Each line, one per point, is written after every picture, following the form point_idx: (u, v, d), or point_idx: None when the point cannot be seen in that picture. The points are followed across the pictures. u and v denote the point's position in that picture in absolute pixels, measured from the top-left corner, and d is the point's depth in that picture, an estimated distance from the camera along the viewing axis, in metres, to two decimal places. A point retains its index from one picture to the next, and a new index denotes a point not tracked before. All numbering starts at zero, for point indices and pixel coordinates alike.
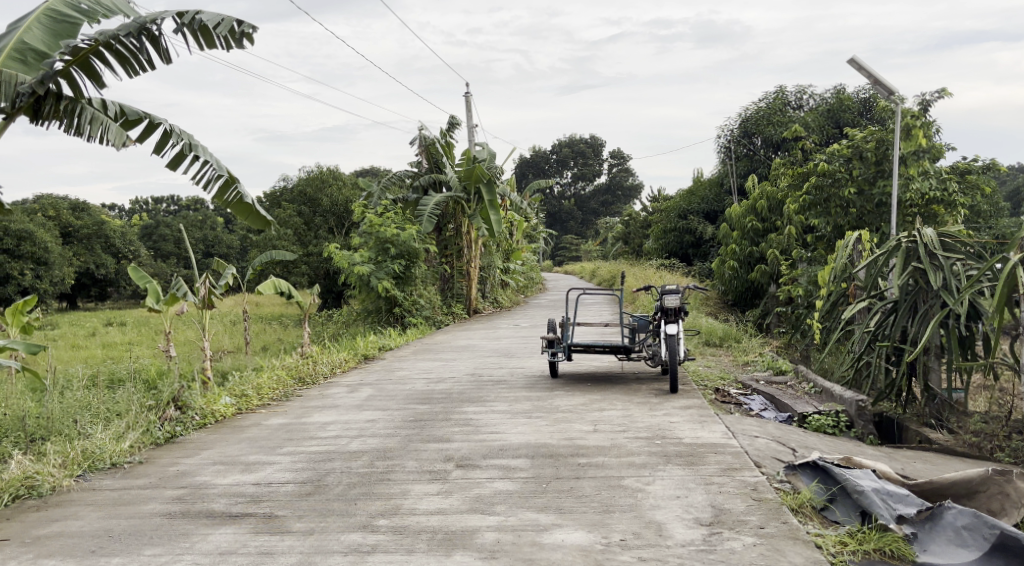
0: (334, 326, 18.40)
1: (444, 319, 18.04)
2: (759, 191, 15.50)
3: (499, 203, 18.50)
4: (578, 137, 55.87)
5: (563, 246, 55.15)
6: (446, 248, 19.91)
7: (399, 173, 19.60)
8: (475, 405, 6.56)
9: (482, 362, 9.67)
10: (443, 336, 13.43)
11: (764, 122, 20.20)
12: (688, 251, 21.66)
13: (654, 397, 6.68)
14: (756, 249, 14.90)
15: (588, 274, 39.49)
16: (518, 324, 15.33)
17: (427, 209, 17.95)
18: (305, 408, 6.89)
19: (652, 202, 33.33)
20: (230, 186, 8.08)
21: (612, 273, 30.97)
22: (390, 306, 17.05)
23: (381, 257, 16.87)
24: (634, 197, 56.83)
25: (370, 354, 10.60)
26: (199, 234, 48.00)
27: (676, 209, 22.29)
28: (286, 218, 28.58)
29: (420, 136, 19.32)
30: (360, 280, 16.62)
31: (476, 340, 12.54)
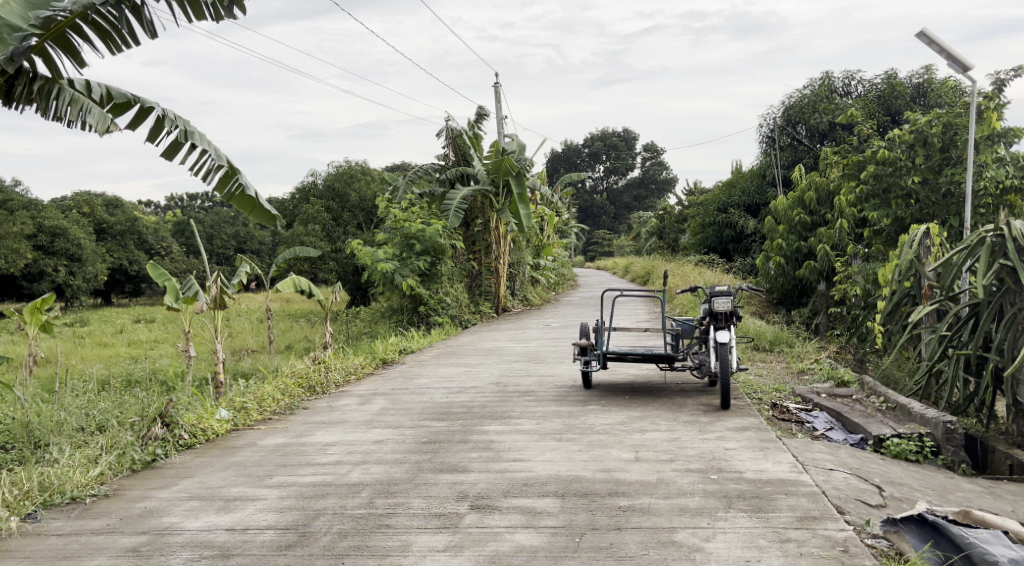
0: (359, 325, 17.77)
1: (472, 318, 17.29)
2: (808, 182, 14.56)
3: (528, 196, 17.86)
4: (611, 130, 54.88)
5: (595, 241, 54.25)
6: (474, 244, 19.17)
7: (426, 166, 18.92)
8: (499, 423, 5.79)
9: (509, 368, 8.88)
10: (469, 338, 12.69)
11: (809, 109, 19.28)
12: (728, 246, 20.71)
13: (702, 414, 5.85)
14: (804, 244, 13.97)
15: (621, 270, 38.62)
16: (549, 324, 14.55)
17: (453, 204, 17.23)
18: (309, 423, 6.17)
19: (687, 196, 32.38)
20: (232, 179, 7.32)
21: (647, 269, 30.06)
22: (416, 304, 16.36)
23: (406, 253, 16.17)
24: (668, 191, 55.70)
25: (388, 358, 9.87)
26: (231, 230, 47.90)
27: (715, 202, 21.35)
28: (313, 214, 28.06)
29: (447, 127, 18.61)
30: (384, 278, 15.93)
31: (504, 342, 11.77)
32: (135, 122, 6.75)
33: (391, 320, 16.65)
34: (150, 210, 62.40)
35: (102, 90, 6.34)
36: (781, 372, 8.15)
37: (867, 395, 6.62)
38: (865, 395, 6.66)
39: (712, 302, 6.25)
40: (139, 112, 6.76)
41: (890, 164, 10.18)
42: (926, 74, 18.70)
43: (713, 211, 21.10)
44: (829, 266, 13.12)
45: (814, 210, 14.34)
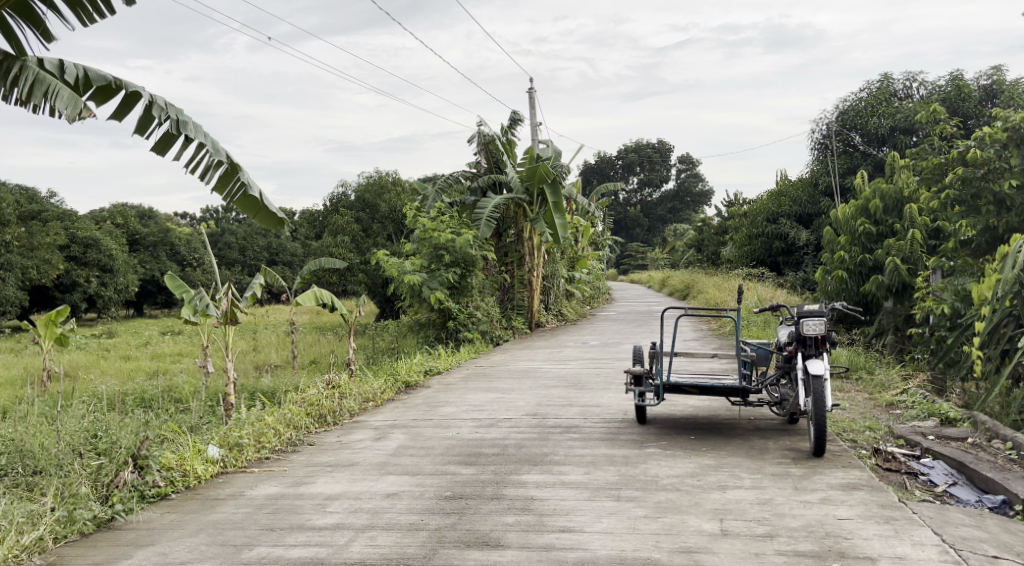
0: (385, 341, 16.83)
1: (503, 334, 16.22)
2: (872, 190, 13.37)
3: (564, 205, 16.86)
4: (645, 142, 53.74)
5: (628, 255, 53.04)
6: (506, 255, 18.14)
7: (456, 174, 18.05)
8: (540, 471, 4.72)
9: (549, 394, 7.80)
10: (503, 356, 11.63)
11: (866, 113, 18.39)
12: (778, 260, 19.49)
13: (792, 464, 4.74)
14: (869, 257, 12.78)
15: (657, 284, 37.40)
16: (588, 342, 13.47)
17: (484, 214, 16.27)
18: (311, 466, 5.15)
19: (727, 208, 31.13)
20: (234, 177, 6.31)
21: (686, 283, 28.85)
22: (444, 319, 15.37)
23: (435, 265, 15.18)
24: (704, 203, 54.33)
25: (412, 381, 8.84)
26: (263, 241, 47.48)
27: (763, 212, 20.16)
28: (342, 225, 27.25)
29: (478, 132, 17.68)
30: (411, 291, 14.94)
31: (541, 363, 10.68)
32: (122, 110, 5.73)
33: (420, 336, 15.65)
34: (185, 222, 62.43)
35: (77, 70, 5.34)
36: (866, 406, 7.00)
37: (988, 440, 5.44)
38: (982, 439, 5.48)
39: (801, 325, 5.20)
40: (125, 97, 5.71)
41: (980, 166, 9.01)
42: (995, 75, 17.60)
43: (761, 221, 19.89)
44: (899, 281, 11.96)
45: (879, 220, 13.17)
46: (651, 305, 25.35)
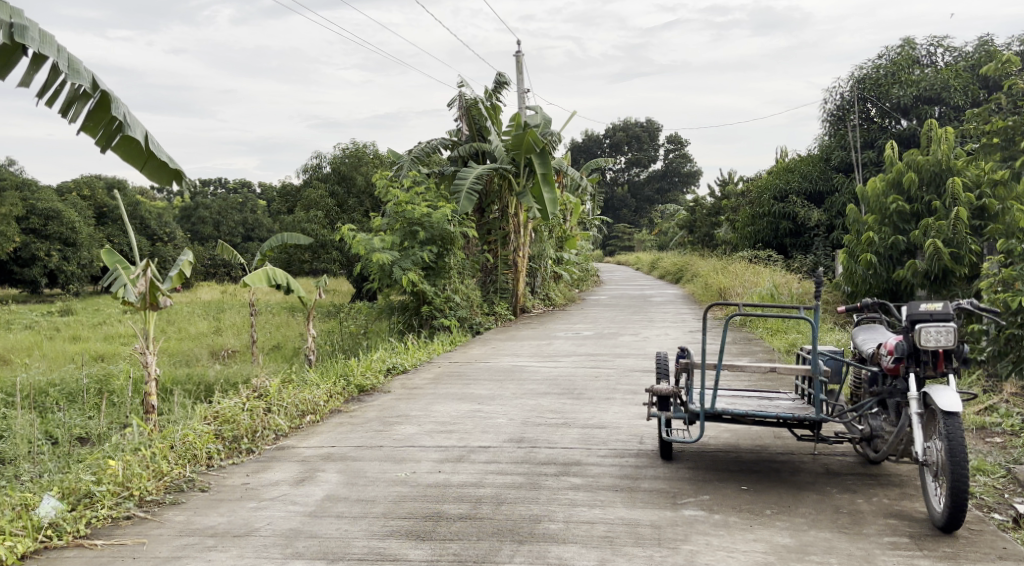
0: (352, 328, 15.12)
1: (486, 320, 14.53)
2: (906, 161, 11.85)
3: (553, 177, 15.19)
4: (633, 120, 51.88)
5: (615, 235, 51.30)
6: (489, 233, 16.39)
7: (435, 142, 16.28)
8: (529, 558, 3.08)
9: (537, 408, 6.11)
10: (482, 350, 9.93)
11: (886, 81, 17.13)
12: (785, 241, 17.99)
13: (914, 550, 3.12)
14: (902, 238, 11.32)
15: (646, 266, 35.72)
16: (580, 332, 11.78)
17: (464, 185, 14.55)
18: (189, 534, 3.49)
19: (720, 187, 29.39)
20: (109, 112, 4.58)
21: (679, 265, 27.23)
22: (419, 303, 13.67)
23: (408, 243, 13.46)
24: (692, 184, 52.65)
25: (368, 384, 7.13)
26: (239, 217, 45.38)
27: (767, 189, 18.63)
28: (315, 199, 25.40)
29: (459, 95, 15.90)
30: (379, 271, 13.19)
31: (528, 359, 9.02)
32: None
33: (393, 323, 13.94)
34: (160, 197, 60.19)
35: None
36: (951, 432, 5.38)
37: None
38: None
39: (912, 333, 3.56)
40: None
41: None
42: None
43: (767, 199, 18.31)
44: (939, 267, 10.58)
45: (913, 196, 11.70)
46: (643, 290, 23.66)
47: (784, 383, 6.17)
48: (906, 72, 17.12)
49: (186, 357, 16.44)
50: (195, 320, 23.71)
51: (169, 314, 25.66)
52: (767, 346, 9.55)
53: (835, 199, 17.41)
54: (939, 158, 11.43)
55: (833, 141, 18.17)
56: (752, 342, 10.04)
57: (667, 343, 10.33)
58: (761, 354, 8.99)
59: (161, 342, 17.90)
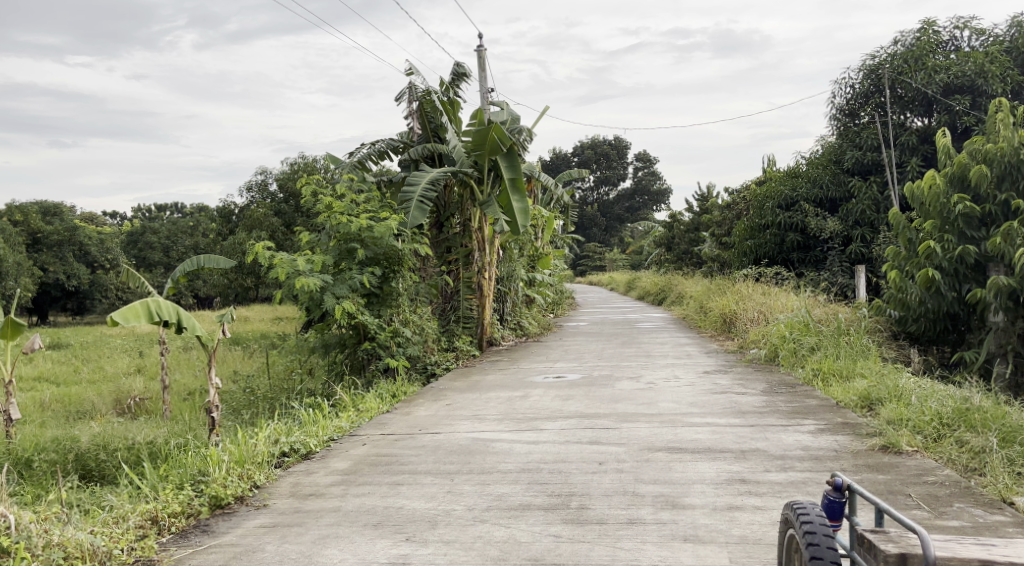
0: (283, 371, 12.26)
1: (445, 357, 11.69)
2: (967, 151, 9.77)
3: (524, 182, 12.78)
4: (602, 137, 49.69)
5: (586, 255, 48.85)
6: (448, 252, 13.63)
7: (384, 144, 13.58)
8: None
9: (511, 552, 3.43)
10: (432, 409, 7.16)
11: (905, 74, 15.20)
12: (792, 256, 15.87)
13: None
14: (973, 248, 9.16)
15: (622, 287, 33.16)
16: (565, 376, 9.05)
17: (414, 193, 11.82)
18: None
19: (701, 201, 26.97)
20: None
21: (662, 285, 24.65)
22: (359, 340, 10.82)
23: (343, 264, 10.68)
24: (663, 203, 50.48)
25: (228, 497, 4.32)
26: (190, 241, 41.93)
27: (770, 197, 16.46)
28: (258, 218, 22.59)
29: (409, 86, 13.18)
30: (308, 299, 10.38)
31: (495, 428, 6.26)
32: None
33: (328, 364, 11.11)
34: (109, 222, 56.67)
35: None
36: None
37: None
38: None
39: None
40: None
41: None
42: None
43: (770, 209, 16.11)
44: None
45: (980, 195, 9.56)
46: (626, 313, 20.96)
47: (955, 522, 3.59)
48: (929, 58, 15.14)
49: (82, 405, 13.36)
50: (117, 357, 20.62)
51: (89, 350, 22.45)
52: (826, 401, 6.93)
53: (851, 205, 15.24)
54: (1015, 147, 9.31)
55: (844, 140, 16.04)
56: (800, 393, 7.42)
57: (684, 393, 7.67)
58: (825, 414, 6.35)
59: (56, 392, 14.73)
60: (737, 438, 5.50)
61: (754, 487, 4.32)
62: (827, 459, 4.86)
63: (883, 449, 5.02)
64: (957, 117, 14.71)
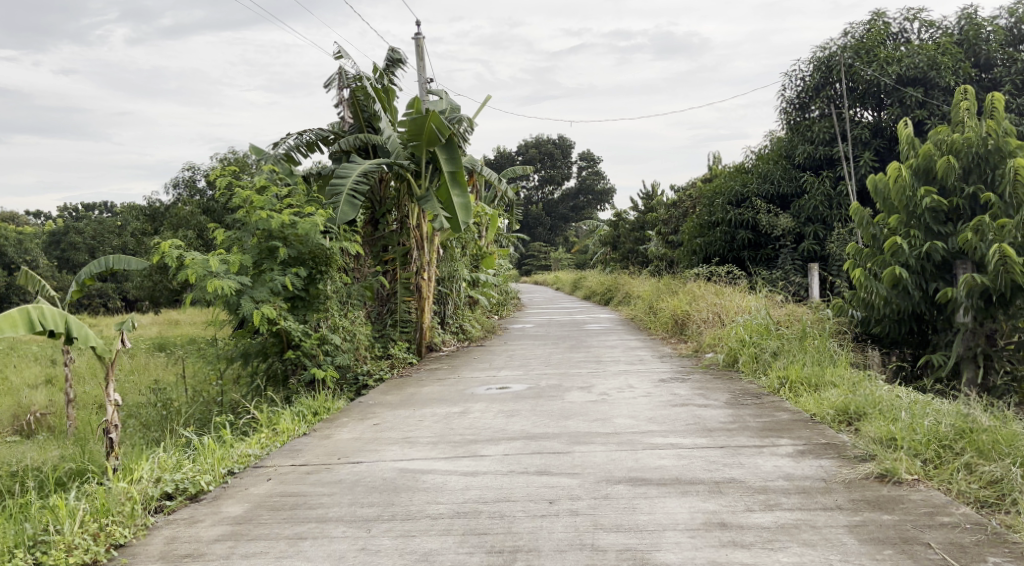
0: (201, 383, 11.16)
1: (378, 366, 10.75)
2: (932, 141, 9.19)
3: (465, 175, 12.00)
4: (546, 137, 49.13)
5: (531, 254, 48.13)
6: (384, 251, 12.64)
7: (312, 134, 12.57)
8: None
9: None
10: (357, 432, 6.23)
11: (855, 67, 14.79)
12: (743, 254, 15.31)
13: None
14: (941, 244, 8.61)
15: (567, 287, 32.59)
16: (510, 387, 8.22)
17: (343, 186, 10.86)
18: None
19: (646, 199, 26.45)
20: None
21: (608, 284, 24.03)
22: (282, 348, 9.82)
23: (262, 264, 9.66)
24: (607, 202, 50.12)
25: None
26: (117, 242, 39.99)
27: (720, 194, 15.91)
28: (186, 217, 21.36)
29: (339, 72, 12.19)
30: (223, 302, 9.34)
31: (428, 454, 5.37)
32: None
33: (248, 375, 10.07)
34: (33, 223, 53.94)
35: None
36: None
37: None
38: None
39: None
40: None
41: None
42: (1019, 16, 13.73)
43: (720, 205, 15.56)
44: (1007, 284, 7.98)
45: (947, 188, 9.02)
46: (573, 314, 20.25)
47: None
48: (880, 49, 14.77)
49: None
50: (29, 365, 19.10)
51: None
52: (799, 415, 6.20)
53: (803, 201, 14.73)
54: (983, 137, 8.76)
55: (795, 135, 15.58)
56: (768, 404, 6.71)
57: (641, 405, 6.88)
58: (801, 431, 5.61)
59: None
60: (708, 466, 4.72)
61: (738, 535, 3.55)
62: (818, 492, 4.12)
63: (880, 478, 4.32)
64: (908, 111, 14.34)
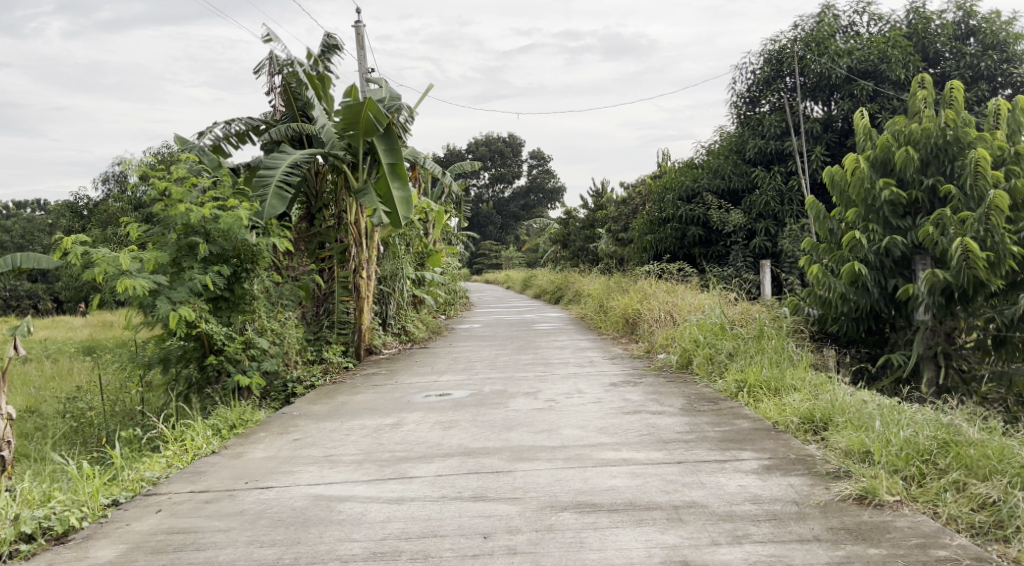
0: (116, 391, 10.28)
1: (309, 372, 10.03)
2: (890, 132, 8.81)
3: (405, 167, 11.35)
4: (495, 135, 48.54)
5: (481, 253, 47.48)
6: (320, 249, 11.88)
7: (241, 123, 11.78)
8: None
9: None
10: (273, 450, 5.58)
11: (806, 60, 14.51)
12: (694, 251, 14.93)
13: None
14: (901, 238, 8.23)
15: (518, 286, 32.08)
16: (449, 394, 7.61)
17: (272, 178, 10.20)
18: None
19: (596, 197, 26.01)
20: None
21: (558, 282, 23.53)
22: (203, 353, 9.03)
23: (180, 261, 8.85)
24: (557, 201, 49.71)
25: None
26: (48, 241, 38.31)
27: (670, 189, 15.52)
28: (114, 213, 20.31)
29: (269, 57, 11.42)
30: (135, 303, 8.52)
31: (349, 476, 4.75)
32: None
33: (167, 382, 9.27)
34: None
35: None
36: None
37: None
38: None
39: None
40: None
41: None
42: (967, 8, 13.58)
43: (671, 201, 15.16)
44: (970, 281, 7.63)
45: (905, 181, 8.66)
46: (522, 313, 19.68)
47: None
48: (831, 41, 14.48)
49: None
50: None
51: None
52: (760, 424, 5.71)
53: (754, 197, 14.40)
54: (943, 128, 8.40)
55: (746, 130, 15.26)
56: (726, 411, 6.21)
57: (590, 414, 6.33)
58: (765, 443, 5.11)
59: None
60: (665, 487, 4.19)
61: None
62: (791, 519, 3.61)
63: (859, 500, 3.82)
64: (858, 105, 14.10)
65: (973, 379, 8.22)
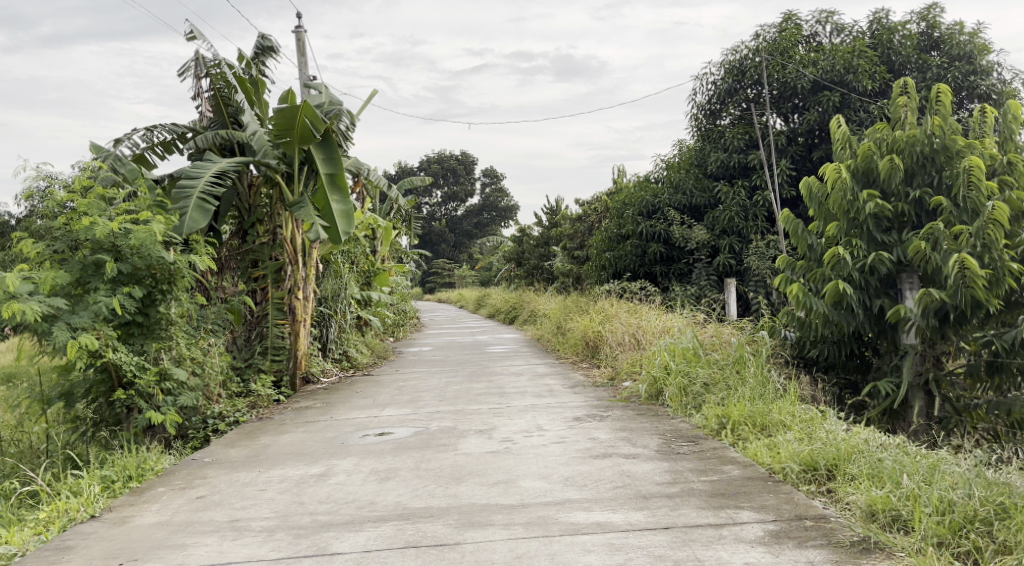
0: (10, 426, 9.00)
1: (233, 407, 8.97)
2: (871, 140, 8.13)
3: (345, 179, 10.42)
4: (447, 152, 47.56)
5: (434, 272, 46.40)
6: (252, 267, 10.77)
7: (163, 129, 10.69)
8: None
9: None
10: (168, 513, 4.55)
11: (768, 71, 13.91)
12: (655, 269, 14.16)
13: None
14: (888, 255, 7.52)
15: (472, 305, 31.05)
16: (390, 432, 6.63)
17: (193, 189, 9.16)
18: None
19: (552, 214, 25.15)
20: None
21: (514, 301, 22.60)
22: (110, 388, 7.86)
23: (83, 282, 7.68)
24: (511, 218, 48.88)
25: None
26: None
27: (629, 204, 14.76)
28: None
29: (194, 57, 10.37)
30: (26, 329, 7.33)
31: (255, 553, 3.79)
32: None
33: (68, 420, 8.08)
34: None
35: None
36: None
37: None
38: None
39: None
40: None
41: None
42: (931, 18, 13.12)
43: (630, 216, 14.40)
44: (967, 301, 6.94)
45: (889, 193, 7.98)
46: (476, 334, 18.71)
47: None
48: (796, 51, 13.93)
49: None
50: None
51: None
52: (752, 471, 4.87)
53: (717, 212, 13.71)
54: (930, 135, 7.73)
55: (708, 143, 14.59)
56: (709, 454, 5.35)
57: (552, 459, 5.42)
58: (764, 498, 4.26)
59: None
60: None
61: None
62: None
63: None
64: (823, 117, 13.54)
65: (966, 407, 7.54)
